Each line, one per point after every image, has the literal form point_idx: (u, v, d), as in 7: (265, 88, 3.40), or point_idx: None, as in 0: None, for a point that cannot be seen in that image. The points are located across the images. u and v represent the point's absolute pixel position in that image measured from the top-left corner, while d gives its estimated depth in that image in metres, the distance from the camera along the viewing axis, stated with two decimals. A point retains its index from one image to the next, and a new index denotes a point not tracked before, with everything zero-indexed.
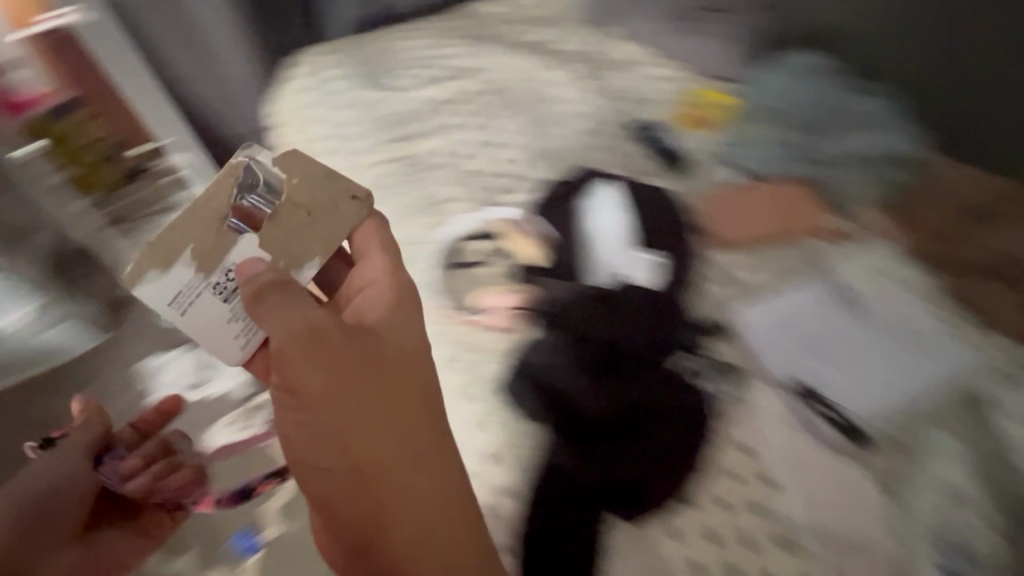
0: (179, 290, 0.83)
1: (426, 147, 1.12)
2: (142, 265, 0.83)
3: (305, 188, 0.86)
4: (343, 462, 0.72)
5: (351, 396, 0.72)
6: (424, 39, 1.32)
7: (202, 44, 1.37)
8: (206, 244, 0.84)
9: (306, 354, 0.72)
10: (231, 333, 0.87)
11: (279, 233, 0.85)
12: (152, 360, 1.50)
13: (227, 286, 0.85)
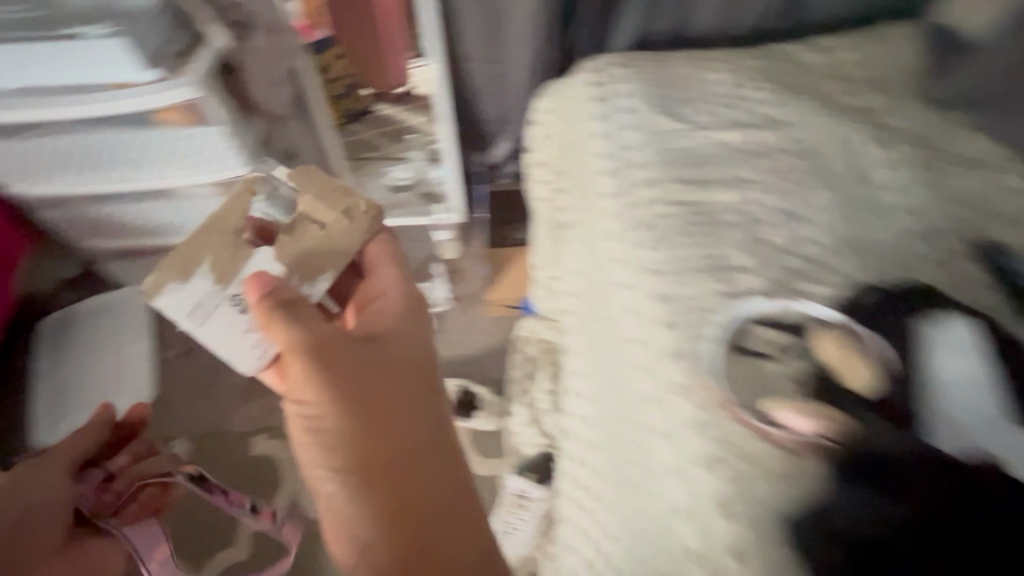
0: (202, 300, 0.86)
1: (720, 200, 0.99)
2: (163, 275, 0.84)
3: (317, 206, 0.93)
4: (351, 454, 0.89)
5: (360, 404, 0.89)
6: (730, 76, 1.19)
7: (500, 27, 1.35)
8: (225, 257, 0.88)
9: (325, 360, 0.89)
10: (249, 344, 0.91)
11: (309, 246, 0.91)
12: None
13: (240, 302, 0.89)
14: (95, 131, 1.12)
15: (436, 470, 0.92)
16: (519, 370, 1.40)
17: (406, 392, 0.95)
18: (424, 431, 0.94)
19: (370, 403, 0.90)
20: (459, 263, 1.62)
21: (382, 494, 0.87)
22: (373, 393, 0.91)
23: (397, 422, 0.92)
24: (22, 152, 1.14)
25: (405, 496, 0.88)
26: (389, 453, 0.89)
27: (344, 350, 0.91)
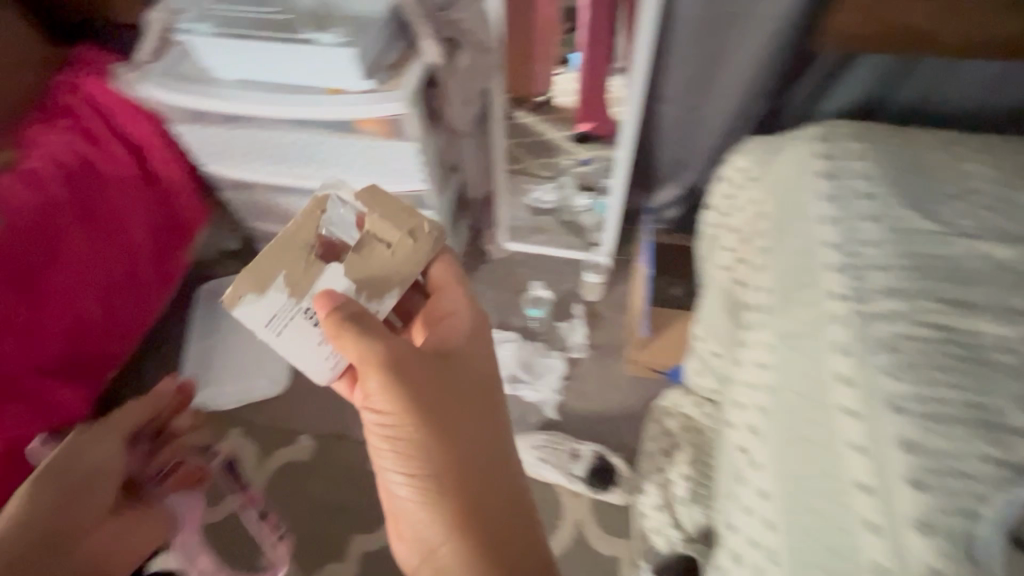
0: (276, 313, 0.87)
1: (986, 333, 0.81)
2: (242, 287, 0.85)
3: (385, 225, 0.91)
4: (420, 471, 0.87)
5: (431, 425, 0.86)
6: (1001, 171, 0.99)
7: (711, 72, 1.23)
8: (299, 273, 0.88)
9: (401, 377, 0.85)
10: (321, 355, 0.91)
11: (374, 265, 0.89)
12: None
13: (312, 317, 0.89)
14: (298, 130, 1.12)
15: (501, 499, 0.89)
16: (657, 445, 1.25)
17: (476, 414, 0.91)
18: (490, 456, 0.91)
19: (441, 424, 0.87)
20: (601, 307, 1.51)
21: (447, 516, 0.86)
22: (445, 415, 0.87)
23: (467, 446, 0.89)
24: (229, 139, 1.18)
25: (469, 522, 0.86)
26: (455, 477, 0.87)
27: (421, 367, 0.87)
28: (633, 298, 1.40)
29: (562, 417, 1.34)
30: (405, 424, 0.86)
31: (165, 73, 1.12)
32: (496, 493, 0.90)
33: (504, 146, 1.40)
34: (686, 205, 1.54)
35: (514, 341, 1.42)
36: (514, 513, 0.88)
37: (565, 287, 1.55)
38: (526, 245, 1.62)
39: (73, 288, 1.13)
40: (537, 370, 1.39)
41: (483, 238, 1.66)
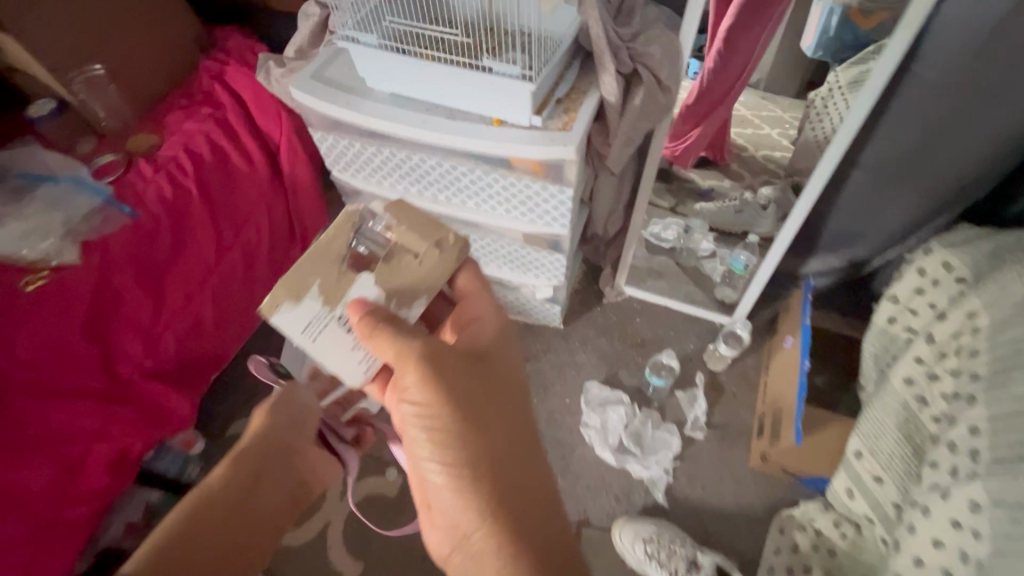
0: (311, 319, 0.75)
1: None
2: (278, 298, 0.74)
3: (414, 229, 0.80)
4: (451, 484, 0.68)
5: (466, 427, 0.69)
6: None
7: (931, 143, 1.01)
8: (333, 279, 0.77)
9: (435, 376, 0.69)
10: (355, 360, 0.76)
11: (401, 274, 0.77)
12: (594, 393, 1.32)
13: (346, 321, 0.76)
14: (446, 157, 1.01)
15: (548, 523, 0.69)
16: (782, 562, 1.08)
17: (511, 421, 0.73)
18: (530, 470, 0.72)
19: (474, 426, 0.69)
20: (726, 380, 1.34)
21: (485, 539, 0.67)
22: (482, 418, 0.70)
23: (506, 452, 0.71)
24: (367, 153, 1.08)
25: (510, 546, 0.66)
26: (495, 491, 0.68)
27: (456, 362, 0.72)
28: (772, 382, 1.23)
29: (670, 503, 1.19)
30: (434, 428, 0.69)
31: (314, 75, 1.04)
32: (545, 514, 0.70)
33: (651, 188, 1.24)
34: (842, 279, 1.33)
35: (626, 407, 1.29)
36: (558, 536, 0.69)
37: (686, 348, 1.39)
38: (646, 293, 1.47)
39: (190, 286, 1.08)
40: (647, 444, 1.25)
41: (598, 276, 1.52)
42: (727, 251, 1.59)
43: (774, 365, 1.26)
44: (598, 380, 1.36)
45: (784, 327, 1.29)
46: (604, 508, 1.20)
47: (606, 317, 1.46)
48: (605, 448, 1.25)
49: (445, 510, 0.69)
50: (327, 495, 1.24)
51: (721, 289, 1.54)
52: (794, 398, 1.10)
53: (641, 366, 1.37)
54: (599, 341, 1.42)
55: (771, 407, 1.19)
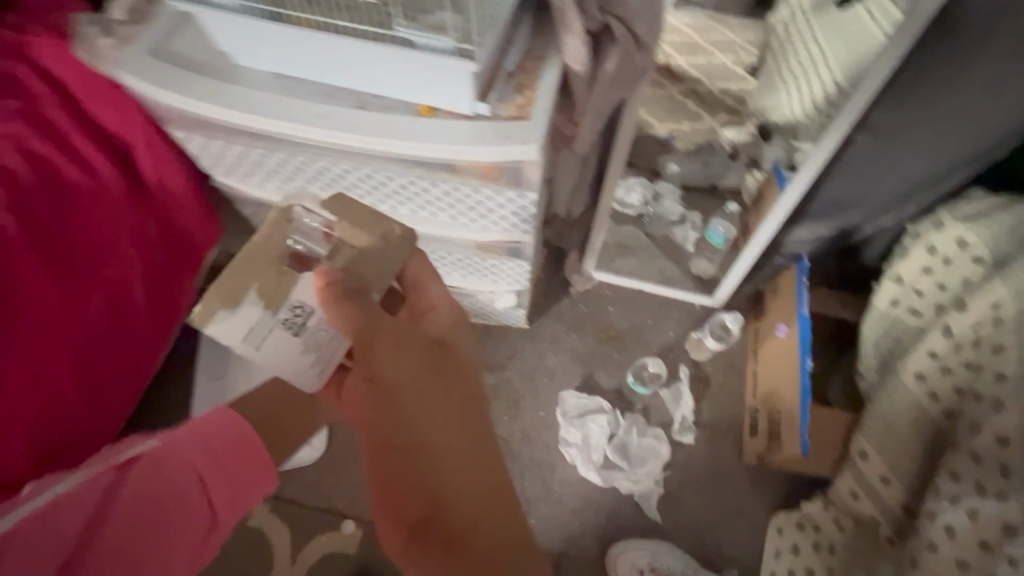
0: (253, 327, 0.57)
1: None
2: (214, 306, 0.56)
3: (359, 218, 0.62)
4: (389, 479, 0.60)
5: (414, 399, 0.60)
6: None
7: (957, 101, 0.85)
8: (273, 278, 0.58)
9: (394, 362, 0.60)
10: (305, 365, 0.61)
11: (351, 264, 0.60)
12: (572, 403, 1.17)
13: (298, 318, 0.59)
14: (365, 161, 0.75)
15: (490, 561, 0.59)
16: (783, 567, 1.02)
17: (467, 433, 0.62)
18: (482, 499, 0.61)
19: (421, 428, 0.61)
20: (712, 370, 1.21)
21: (408, 540, 0.60)
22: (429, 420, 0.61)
23: (452, 469, 0.61)
24: (257, 155, 0.80)
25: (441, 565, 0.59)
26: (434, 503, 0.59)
27: (419, 351, 0.62)
28: (765, 374, 1.11)
29: (663, 517, 1.09)
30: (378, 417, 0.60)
31: (157, 52, 0.73)
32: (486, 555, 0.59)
33: (623, 164, 1.03)
34: (828, 249, 1.15)
35: (609, 416, 1.14)
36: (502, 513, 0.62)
37: (666, 338, 1.25)
38: (619, 276, 1.29)
39: (35, 360, 0.80)
40: (634, 454, 1.12)
41: (563, 261, 1.32)
42: (699, 214, 1.39)
43: (764, 354, 1.14)
44: (573, 385, 1.20)
45: (772, 310, 1.16)
46: (594, 532, 1.08)
47: (577, 309, 1.28)
48: (589, 467, 1.11)
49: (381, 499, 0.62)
50: (273, 563, 1.05)
51: (697, 262, 1.37)
52: (796, 398, 0.99)
53: (620, 365, 1.22)
54: (570, 339, 1.25)
55: (766, 404, 1.08)
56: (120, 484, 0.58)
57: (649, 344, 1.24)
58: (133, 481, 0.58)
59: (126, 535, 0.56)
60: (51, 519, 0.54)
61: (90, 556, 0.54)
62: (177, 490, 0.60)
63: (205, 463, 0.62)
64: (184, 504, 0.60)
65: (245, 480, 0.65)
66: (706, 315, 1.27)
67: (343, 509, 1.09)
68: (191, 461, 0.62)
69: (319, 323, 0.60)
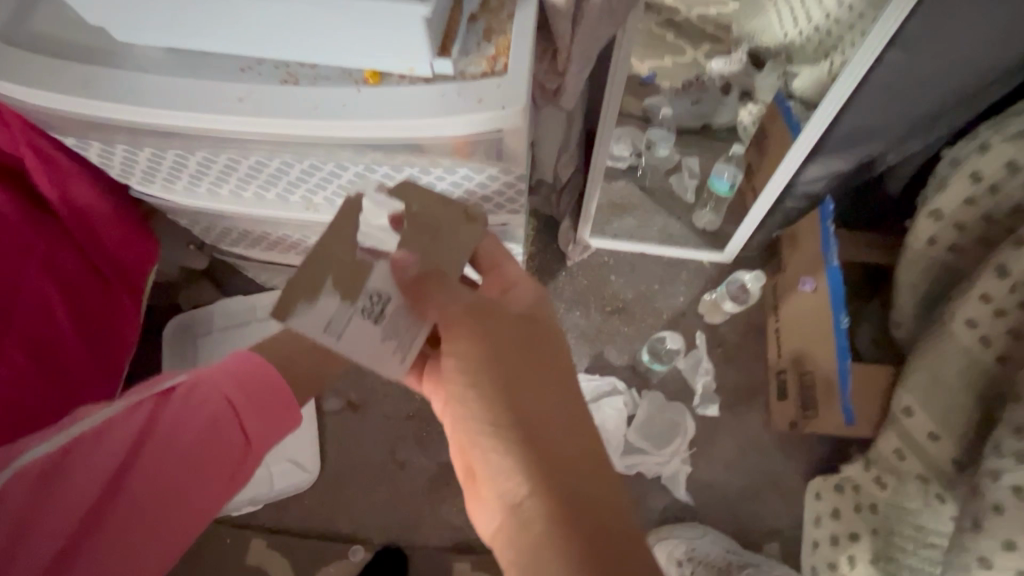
0: (332, 320, 0.46)
1: None
2: (291, 301, 0.44)
3: (429, 204, 0.53)
4: (504, 471, 0.50)
5: (510, 373, 0.51)
6: None
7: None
8: (346, 266, 0.47)
9: (491, 333, 0.52)
10: (389, 354, 0.50)
11: (425, 251, 0.51)
12: (583, 387, 1.07)
13: (377, 304, 0.49)
14: (307, 152, 0.60)
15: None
16: (825, 534, 0.96)
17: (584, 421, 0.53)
18: (615, 504, 0.49)
19: (536, 408, 0.51)
20: (730, 332, 1.11)
21: (529, 553, 0.47)
22: (539, 400, 0.51)
23: (574, 460, 0.50)
24: (171, 156, 0.64)
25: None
26: (558, 501, 0.48)
27: (515, 322, 0.53)
28: (791, 333, 1.01)
29: (694, 497, 1.02)
30: (482, 395, 0.51)
31: (11, 36, 0.56)
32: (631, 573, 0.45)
33: (617, 114, 0.89)
34: (846, 184, 1.01)
35: (626, 397, 1.05)
36: (619, 506, 0.49)
37: (677, 303, 1.14)
38: (620, 240, 1.17)
39: None
40: (657, 434, 1.03)
41: (556, 230, 1.18)
42: (697, 159, 1.23)
43: (787, 311, 1.04)
44: (582, 367, 1.10)
45: (792, 261, 1.05)
46: None
47: (578, 282, 1.16)
48: (612, 454, 1.01)
49: (492, 497, 0.50)
50: None
51: (700, 213, 1.24)
52: (832, 359, 0.89)
53: (630, 339, 1.11)
54: (574, 315, 1.13)
55: (794, 365, 0.99)
56: (158, 414, 0.54)
57: (659, 312, 1.14)
58: (167, 412, 0.55)
59: (165, 471, 0.52)
60: (94, 444, 0.51)
61: (130, 487, 0.51)
62: (213, 423, 0.55)
63: (237, 397, 0.57)
64: (220, 434, 0.56)
65: (283, 417, 0.59)
66: (717, 273, 1.16)
67: (350, 533, 1.01)
68: (224, 393, 0.56)
69: (397, 310, 0.51)
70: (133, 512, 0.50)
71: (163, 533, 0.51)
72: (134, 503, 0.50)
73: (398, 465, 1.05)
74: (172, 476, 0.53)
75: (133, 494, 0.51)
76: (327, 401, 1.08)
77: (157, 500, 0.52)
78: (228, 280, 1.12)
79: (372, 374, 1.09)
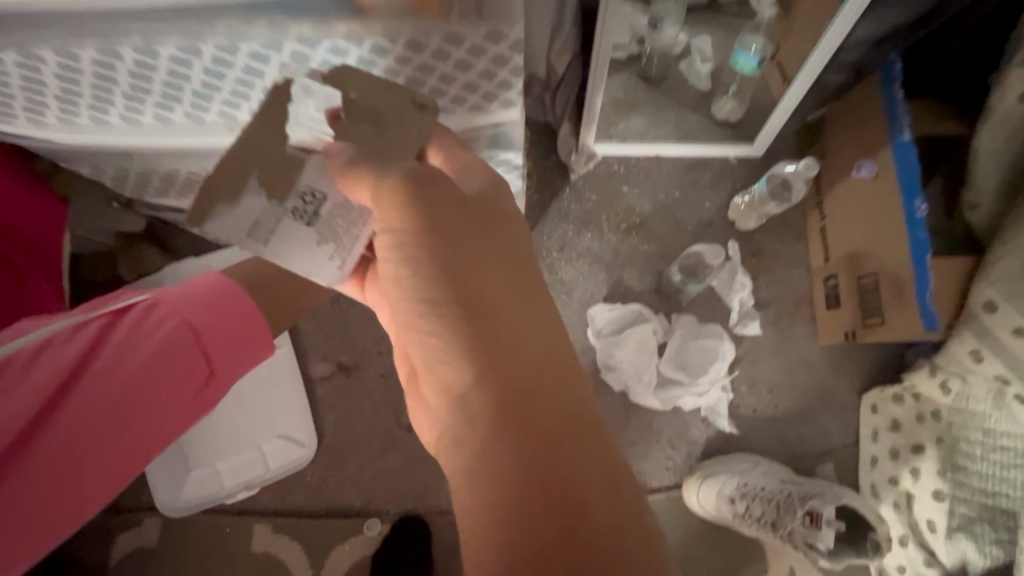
0: (257, 221, 0.45)
1: None
2: (209, 203, 0.43)
3: (370, 90, 0.45)
4: (445, 359, 0.42)
5: (457, 251, 0.44)
6: None
7: None
8: (275, 162, 0.45)
9: (429, 206, 0.44)
10: (326, 258, 0.48)
11: (362, 145, 0.45)
12: (605, 320, 0.93)
13: (310, 205, 0.46)
14: (202, 36, 0.41)
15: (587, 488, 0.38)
16: (885, 448, 0.88)
17: (545, 313, 0.46)
18: (571, 406, 0.42)
19: (486, 292, 0.44)
20: (767, 239, 0.96)
21: (471, 456, 0.40)
22: (492, 283, 0.44)
23: (530, 352, 0.43)
24: (14, 68, 0.45)
25: (516, 491, 0.37)
26: (508, 395, 0.41)
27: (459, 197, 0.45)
28: (847, 232, 0.86)
29: (738, 425, 0.91)
30: (423, 275, 0.44)
31: None
32: (581, 477, 0.39)
33: None
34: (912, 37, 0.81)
35: (655, 324, 0.91)
36: (575, 413, 0.42)
37: (704, 212, 0.98)
38: (632, 142, 0.98)
39: None
40: (694, 362, 0.91)
41: (554, 138, 0.99)
42: (709, 37, 0.98)
43: (837, 205, 0.88)
44: (600, 296, 0.95)
45: (839, 144, 0.88)
46: (661, 461, 0.90)
47: (587, 197, 0.99)
48: (645, 391, 0.89)
49: (436, 395, 0.44)
50: None
51: (721, 101, 1.03)
52: (907, 255, 0.74)
53: (652, 258, 0.96)
54: (585, 235, 0.97)
55: (849, 268, 0.86)
56: (109, 330, 0.52)
57: (684, 224, 0.98)
58: (119, 328, 0.52)
59: (115, 388, 0.49)
60: (36, 356, 0.48)
61: (78, 401, 0.47)
62: (175, 345, 0.53)
63: (199, 317, 0.54)
64: (181, 355, 0.53)
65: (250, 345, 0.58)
66: (747, 171, 0.99)
67: (361, 507, 0.91)
68: (188, 315, 0.54)
69: (338, 210, 0.47)
70: (79, 427, 0.46)
71: (111, 452, 0.48)
72: (80, 423, 0.47)
73: (403, 427, 0.93)
74: (123, 394, 0.49)
75: (81, 409, 0.47)
76: (313, 367, 0.94)
77: (116, 421, 0.48)
78: (170, 243, 0.94)
79: (361, 332, 0.95)
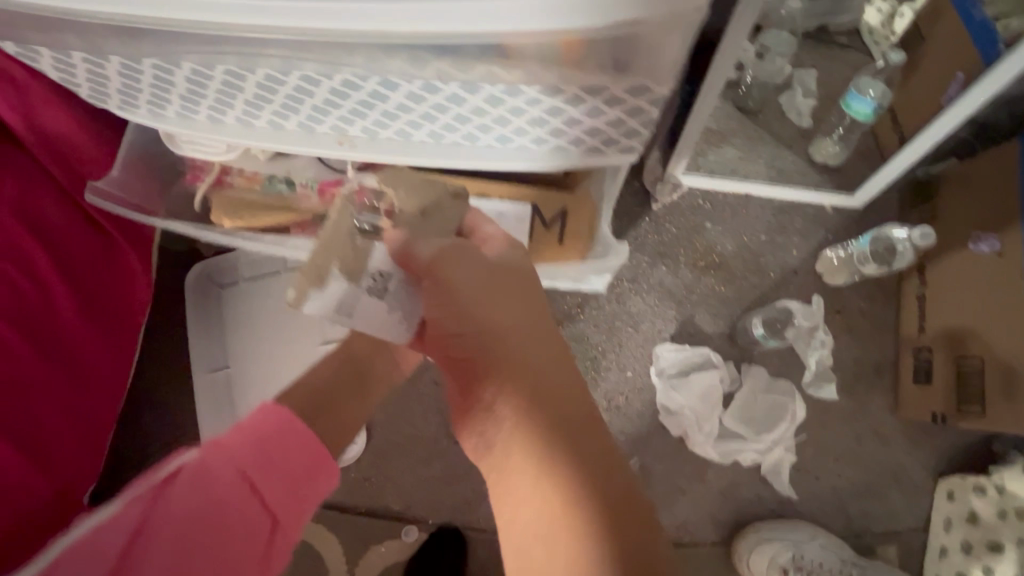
0: (340, 305, 0.43)
1: None
2: (303, 288, 0.43)
3: (414, 189, 0.48)
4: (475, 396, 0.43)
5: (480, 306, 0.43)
6: None
7: None
8: (348, 250, 0.45)
9: (460, 275, 0.43)
10: (394, 320, 0.45)
11: (417, 230, 0.46)
12: (671, 361, 0.89)
13: (382, 281, 0.45)
14: (341, 66, 0.40)
15: (620, 509, 0.39)
16: (956, 540, 0.82)
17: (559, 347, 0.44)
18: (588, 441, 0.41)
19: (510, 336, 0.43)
20: (854, 298, 0.91)
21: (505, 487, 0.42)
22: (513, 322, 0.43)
23: (549, 389, 0.42)
24: (149, 68, 0.45)
25: (549, 520, 0.38)
26: (540, 435, 0.40)
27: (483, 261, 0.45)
28: (950, 304, 0.80)
29: (797, 490, 0.87)
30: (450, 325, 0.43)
31: None
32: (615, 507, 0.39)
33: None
34: None
35: (722, 372, 0.87)
36: (591, 444, 0.41)
37: (789, 260, 0.93)
38: (721, 177, 0.93)
39: None
40: (758, 417, 0.87)
41: (641, 163, 0.95)
42: (814, 72, 0.93)
43: (942, 278, 0.82)
44: (668, 334, 0.91)
45: (955, 209, 0.82)
46: (711, 515, 0.86)
47: (667, 228, 0.94)
48: (704, 441, 0.86)
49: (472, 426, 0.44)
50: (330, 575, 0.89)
51: (821, 143, 0.93)
52: None
53: (728, 302, 0.92)
54: (660, 267, 0.93)
55: (947, 345, 0.80)
56: (157, 503, 0.38)
57: (765, 270, 0.93)
58: (171, 497, 0.39)
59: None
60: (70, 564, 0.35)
61: None
62: (232, 507, 0.41)
63: (257, 468, 0.44)
64: (239, 519, 0.41)
65: (308, 484, 0.46)
66: (841, 223, 0.93)
67: (401, 512, 0.92)
68: (242, 467, 0.43)
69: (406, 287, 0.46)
70: None
71: None
72: None
73: (451, 437, 0.93)
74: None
75: None
76: None
77: None
78: None
79: None
